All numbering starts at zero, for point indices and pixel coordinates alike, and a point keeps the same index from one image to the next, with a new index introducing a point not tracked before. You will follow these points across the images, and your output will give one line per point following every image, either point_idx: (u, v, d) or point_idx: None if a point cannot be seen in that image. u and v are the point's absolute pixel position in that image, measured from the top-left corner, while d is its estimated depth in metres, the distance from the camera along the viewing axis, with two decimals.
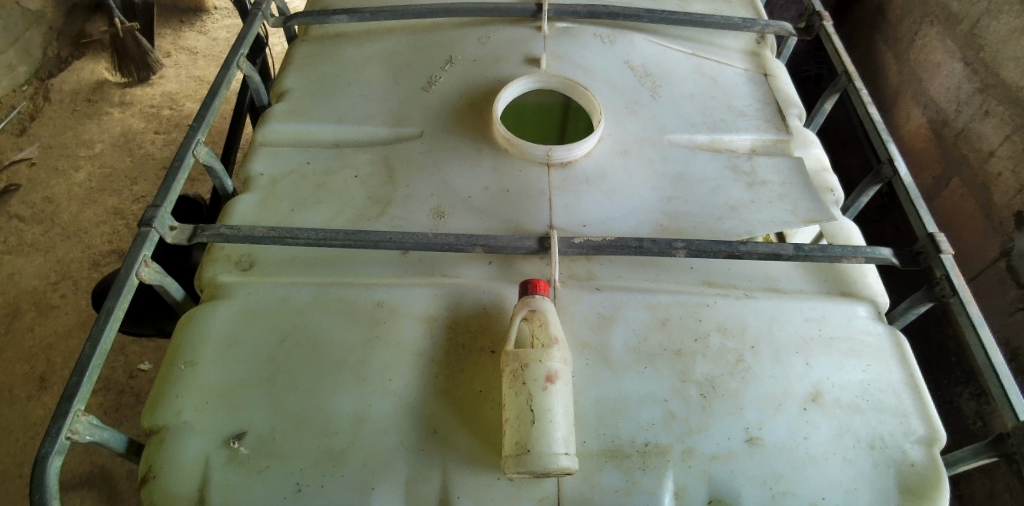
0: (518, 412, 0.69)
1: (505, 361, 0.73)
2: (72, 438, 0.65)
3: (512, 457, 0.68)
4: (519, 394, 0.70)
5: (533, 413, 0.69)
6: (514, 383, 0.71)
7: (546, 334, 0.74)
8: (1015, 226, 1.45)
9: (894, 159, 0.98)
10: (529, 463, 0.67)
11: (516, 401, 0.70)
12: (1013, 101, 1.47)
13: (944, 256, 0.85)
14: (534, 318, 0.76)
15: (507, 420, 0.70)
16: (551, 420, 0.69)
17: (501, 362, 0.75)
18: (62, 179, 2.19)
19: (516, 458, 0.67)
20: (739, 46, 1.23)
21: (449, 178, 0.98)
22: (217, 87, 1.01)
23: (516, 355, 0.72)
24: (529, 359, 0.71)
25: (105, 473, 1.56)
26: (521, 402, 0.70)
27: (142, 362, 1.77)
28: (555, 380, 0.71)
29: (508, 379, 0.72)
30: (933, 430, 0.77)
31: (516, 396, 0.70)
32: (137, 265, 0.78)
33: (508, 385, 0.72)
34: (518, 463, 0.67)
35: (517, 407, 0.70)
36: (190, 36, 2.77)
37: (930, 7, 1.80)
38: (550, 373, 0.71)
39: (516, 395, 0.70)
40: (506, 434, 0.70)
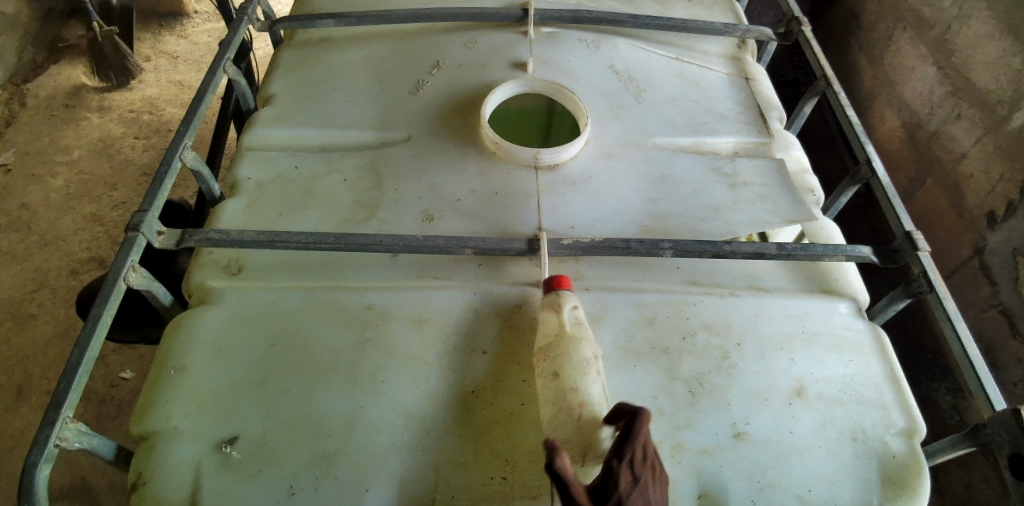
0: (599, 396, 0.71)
1: (582, 344, 0.73)
2: (60, 446, 0.64)
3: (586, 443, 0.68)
4: (589, 380, 0.71)
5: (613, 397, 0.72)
6: (592, 368, 0.72)
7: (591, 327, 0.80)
8: (988, 225, 1.50)
9: (871, 160, 1.01)
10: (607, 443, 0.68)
11: (597, 386, 0.72)
12: (982, 103, 1.52)
13: (921, 253, 0.87)
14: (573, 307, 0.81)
15: (580, 403, 0.69)
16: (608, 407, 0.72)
17: (558, 344, 0.74)
18: (40, 186, 2.15)
19: (589, 444, 0.68)
20: (720, 51, 1.26)
21: (437, 182, 0.99)
22: (203, 91, 1.01)
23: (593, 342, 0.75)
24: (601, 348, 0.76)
25: (88, 484, 1.53)
26: (594, 389, 0.71)
27: (124, 370, 1.75)
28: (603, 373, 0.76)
29: (580, 363, 0.72)
30: (913, 421, 0.80)
31: (594, 382, 0.72)
32: (124, 270, 0.77)
33: (584, 369, 0.72)
34: (596, 445, 0.68)
35: (598, 391, 0.71)
36: (170, 41, 2.74)
37: (903, 12, 1.85)
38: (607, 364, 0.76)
39: (589, 380, 0.72)
40: (579, 418, 0.69)
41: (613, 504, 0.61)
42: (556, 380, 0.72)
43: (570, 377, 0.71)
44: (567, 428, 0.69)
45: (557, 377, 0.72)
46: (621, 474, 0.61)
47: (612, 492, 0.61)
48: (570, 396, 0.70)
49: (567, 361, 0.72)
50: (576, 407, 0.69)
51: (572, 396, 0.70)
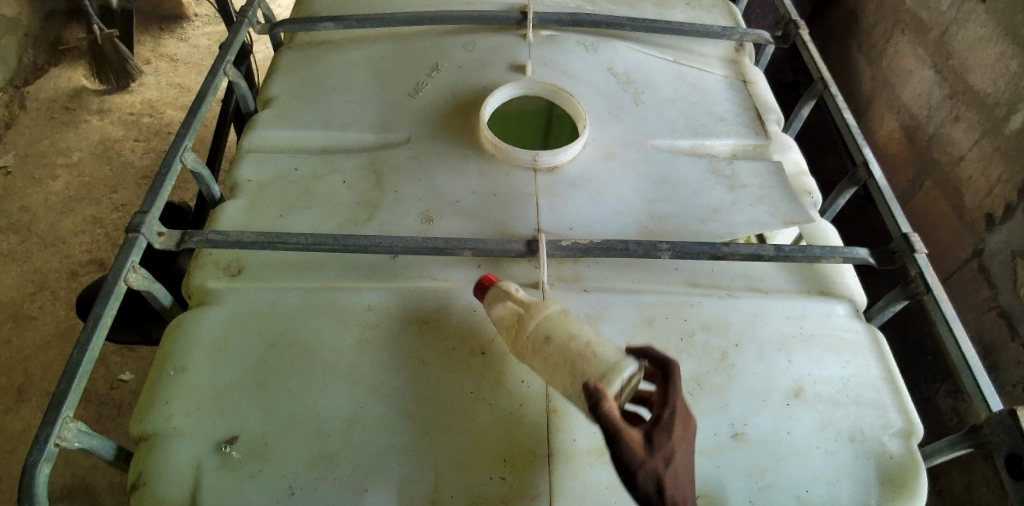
0: (597, 334, 0.71)
1: (547, 308, 0.74)
2: (60, 445, 0.64)
3: (608, 368, 0.66)
4: (578, 328, 0.71)
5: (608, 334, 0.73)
6: (571, 318, 0.73)
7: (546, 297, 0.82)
8: (986, 227, 1.50)
9: (869, 162, 1.01)
10: (629, 368, 0.66)
11: (586, 328, 0.72)
12: (980, 106, 1.53)
13: (918, 255, 0.87)
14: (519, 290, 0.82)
15: (585, 343, 0.69)
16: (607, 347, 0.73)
17: (530, 313, 0.74)
18: (40, 188, 2.15)
19: (612, 367, 0.66)
20: (718, 53, 1.26)
21: (437, 183, 0.99)
22: (204, 93, 1.01)
23: (556, 303, 0.76)
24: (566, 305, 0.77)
25: (86, 486, 1.53)
26: (586, 331, 0.71)
27: (123, 372, 1.74)
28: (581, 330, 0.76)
29: (559, 318, 0.73)
30: (911, 422, 0.80)
31: (582, 326, 0.72)
32: (125, 271, 0.77)
33: (567, 323, 0.72)
34: (619, 373, 0.66)
35: (592, 331, 0.72)
36: (171, 43, 2.75)
37: (901, 15, 1.86)
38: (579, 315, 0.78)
39: (579, 325, 0.72)
40: (597, 352, 0.68)
41: (665, 453, 0.61)
42: (551, 343, 0.70)
43: (561, 333, 0.70)
44: (587, 370, 0.67)
45: (550, 339, 0.70)
46: (668, 420, 0.62)
47: (662, 440, 0.61)
48: (572, 345, 0.69)
49: (549, 324, 0.72)
50: (585, 349, 0.68)
51: (574, 344, 0.69)
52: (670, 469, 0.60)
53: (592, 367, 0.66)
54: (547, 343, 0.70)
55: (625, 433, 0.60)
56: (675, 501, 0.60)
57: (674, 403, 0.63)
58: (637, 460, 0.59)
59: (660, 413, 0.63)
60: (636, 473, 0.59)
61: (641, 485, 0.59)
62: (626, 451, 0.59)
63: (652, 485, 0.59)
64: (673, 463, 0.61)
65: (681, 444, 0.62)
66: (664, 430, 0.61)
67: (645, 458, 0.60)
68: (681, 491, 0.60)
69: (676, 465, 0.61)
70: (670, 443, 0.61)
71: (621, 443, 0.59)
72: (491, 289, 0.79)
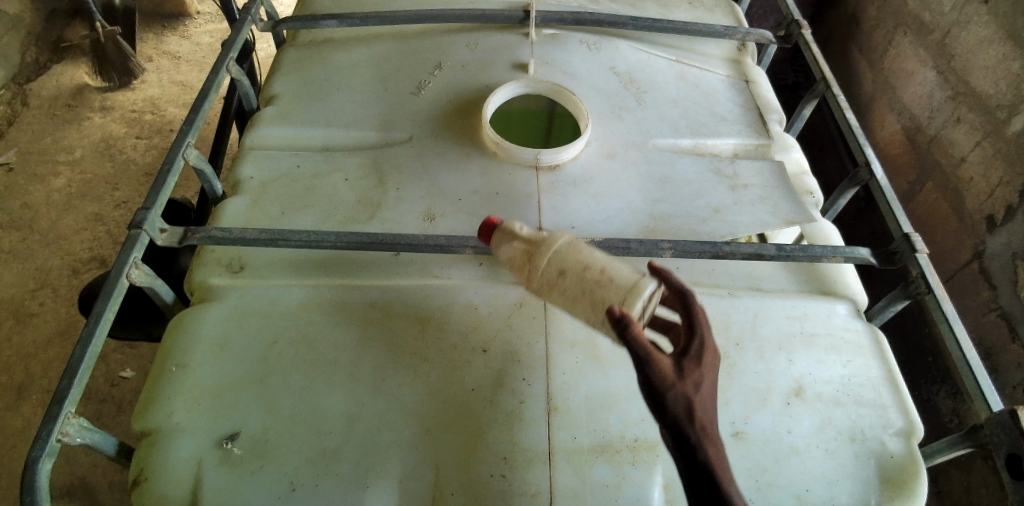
0: (610, 259, 0.70)
1: (554, 241, 0.72)
2: (62, 441, 0.64)
3: (629, 289, 0.65)
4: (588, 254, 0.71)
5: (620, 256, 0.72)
6: (581, 246, 0.72)
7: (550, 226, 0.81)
8: (987, 229, 1.50)
9: (870, 163, 1.01)
10: (648, 288, 0.65)
11: (599, 253, 0.72)
12: (982, 108, 1.53)
13: (919, 255, 0.87)
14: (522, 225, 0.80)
15: (601, 269, 0.68)
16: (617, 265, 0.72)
17: (539, 249, 0.72)
18: (42, 185, 2.15)
19: (632, 287, 0.65)
20: (720, 53, 1.26)
21: (438, 181, 1.00)
22: (206, 91, 1.01)
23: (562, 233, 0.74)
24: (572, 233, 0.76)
25: (87, 484, 1.53)
26: (597, 256, 0.71)
27: (124, 370, 1.75)
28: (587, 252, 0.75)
29: (569, 249, 0.72)
30: (911, 422, 0.80)
31: (594, 252, 0.71)
32: (127, 268, 0.77)
33: (578, 253, 0.71)
34: (639, 295, 0.65)
35: (605, 255, 0.71)
36: (172, 41, 2.75)
37: (903, 16, 1.86)
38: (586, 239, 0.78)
39: (589, 251, 0.71)
40: (614, 274, 0.67)
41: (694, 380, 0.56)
42: (567, 276, 0.69)
43: (573, 265, 0.70)
44: (608, 295, 0.66)
45: (564, 273, 0.70)
46: (696, 345, 0.57)
47: (692, 365, 0.56)
48: (588, 275, 0.68)
49: (561, 257, 0.71)
50: (602, 274, 0.68)
51: (591, 273, 0.68)
52: (701, 394, 0.55)
53: (614, 291, 0.66)
54: (563, 277, 0.70)
55: (654, 356, 0.55)
56: (708, 429, 0.54)
57: (702, 325, 0.58)
58: (665, 384, 0.55)
59: (689, 336, 0.58)
60: (665, 398, 0.54)
61: (669, 411, 0.54)
62: (654, 374, 0.55)
63: (683, 410, 0.54)
64: (702, 388, 0.56)
65: (711, 370, 0.57)
66: (692, 353, 0.57)
67: (675, 381, 0.55)
68: (712, 418, 0.55)
69: (706, 392, 0.56)
70: (700, 369, 0.56)
71: (650, 367, 0.55)
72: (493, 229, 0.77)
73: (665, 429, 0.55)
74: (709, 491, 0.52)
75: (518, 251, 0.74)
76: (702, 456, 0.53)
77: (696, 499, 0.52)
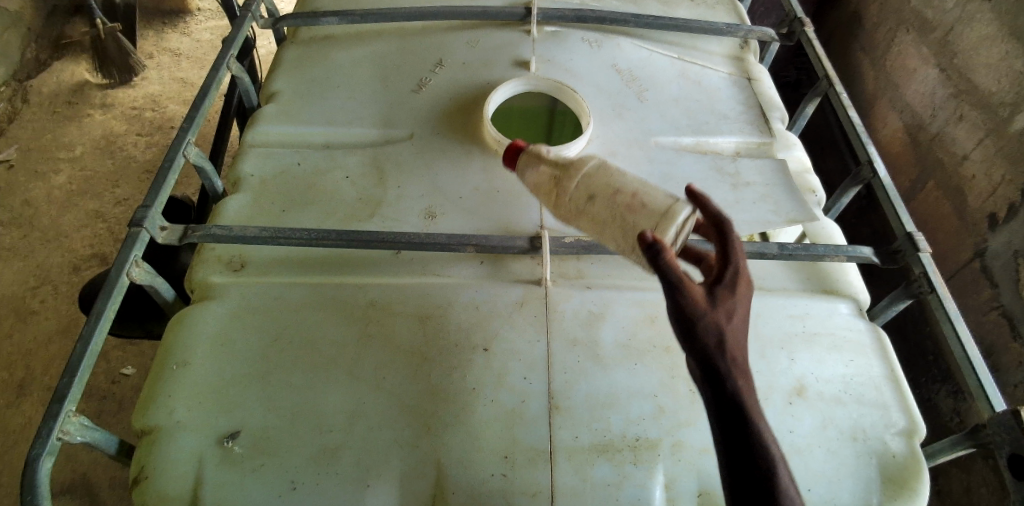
0: (643, 181, 0.69)
1: (582, 163, 0.72)
2: (62, 439, 0.64)
3: (664, 214, 0.64)
4: (619, 176, 0.70)
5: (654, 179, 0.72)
6: (610, 168, 0.72)
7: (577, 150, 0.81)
8: (989, 227, 1.50)
9: (873, 161, 1.00)
10: (683, 213, 0.64)
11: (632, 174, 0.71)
12: (984, 106, 1.52)
13: (922, 254, 0.87)
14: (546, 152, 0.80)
15: (633, 193, 0.67)
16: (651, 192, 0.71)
17: (565, 174, 0.72)
18: (42, 182, 2.15)
19: (667, 213, 0.64)
20: (722, 51, 1.26)
21: (439, 179, 0.99)
22: (207, 88, 1.01)
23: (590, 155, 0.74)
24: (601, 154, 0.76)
25: (87, 481, 1.53)
26: (629, 179, 0.70)
27: (125, 367, 1.75)
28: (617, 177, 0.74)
29: (597, 171, 0.71)
30: (913, 421, 0.80)
31: (625, 174, 0.71)
32: (127, 265, 0.77)
33: (608, 176, 0.70)
34: (674, 220, 0.64)
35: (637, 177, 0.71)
36: (173, 38, 2.75)
37: (905, 14, 1.85)
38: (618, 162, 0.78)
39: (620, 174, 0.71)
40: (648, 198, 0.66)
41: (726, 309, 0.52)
42: (596, 201, 0.69)
43: (602, 189, 0.69)
44: (638, 220, 0.66)
45: (593, 197, 0.69)
46: (730, 275, 0.53)
47: (726, 294, 0.52)
48: (620, 198, 0.68)
49: (589, 181, 0.70)
50: (634, 199, 0.67)
51: (623, 198, 0.67)
52: (734, 323, 0.51)
53: (646, 217, 0.65)
54: (592, 202, 0.70)
55: (686, 283, 0.51)
56: (739, 362, 0.50)
57: (738, 252, 0.54)
58: (698, 313, 0.50)
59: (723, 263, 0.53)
60: (697, 328, 0.50)
61: (701, 341, 0.50)
62: (686, 302, 0.51)
63: (714, 339, 0.50)
64: (736, 319, 0.52)
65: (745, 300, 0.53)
66: (726, 280, 0.53)
67: (707, 308, 0.51)
68: (745, 350, 0.51)
69: (739, 322, 0.52)
70: (734, 299, 0.52)
71: (682, 295, 0.51)
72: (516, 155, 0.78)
73: (696, 362, 0.51)
74: (742, 427, 0.48)
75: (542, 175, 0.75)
76: (733, 391, 0.49)
77: (725, 436, 0.49)
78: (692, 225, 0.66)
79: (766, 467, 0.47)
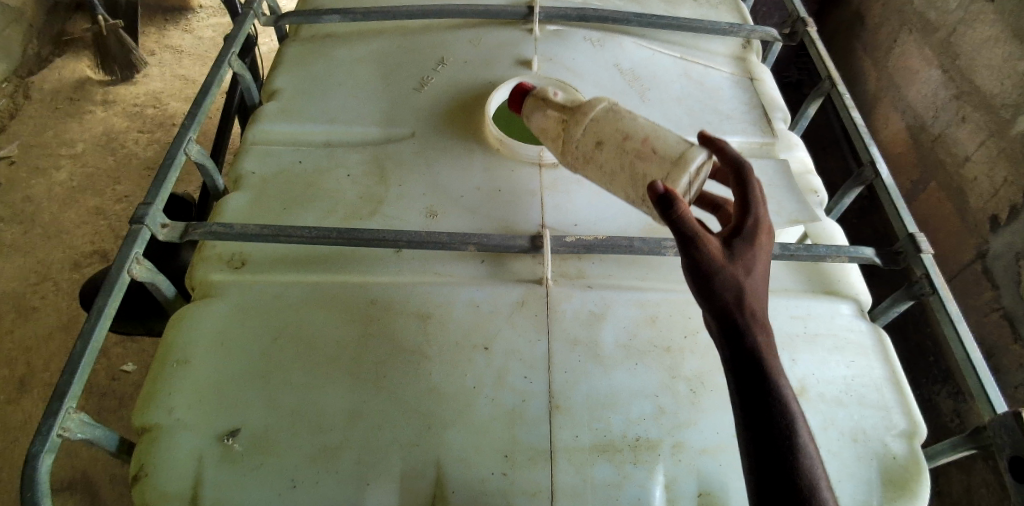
0: (655, 126, 0.79)
1: (592, 109, 0.82)
2: (62, 436, 0.64)
3: (675, 162, 0.74)
4: (626, 119, 0.80)
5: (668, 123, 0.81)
6: (621, 114, 0.81)
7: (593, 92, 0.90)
8: (990, 229, 1.50)
9: (875, 162, 1.00)
10: (695, 160, 0.73)
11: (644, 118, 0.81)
12: (987, 107, 1.52)
13: (924, 255, 0.87)
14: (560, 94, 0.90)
15: (643, 139, 0.78)
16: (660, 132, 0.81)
17: (576, 120, 0.83)
18: (43, 178, 2.15)
19: (678, 161, 0.74)
20: (725, 51, 1.26)
21: (441, 178, 0.99)
22: (208, 86, 1.01)
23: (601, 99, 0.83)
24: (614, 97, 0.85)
25: (87, 477, 1.54)
26: (639, 123, 0.79)
27: (125, 364, 1.75)
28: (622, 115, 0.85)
29: (607, 117, 0.81)
30: (914, 423, 0.80)
31: (636, 119, 0.81)
32: (129, 262, 0.77)
33: (617, 122, 0.80)
34: (685, 168, 0.73)
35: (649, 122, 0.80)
36: (174, 35, 2.74)
37: (908, 15, 1.84)
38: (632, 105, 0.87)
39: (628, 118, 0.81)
40: (659, 147, 0.76)
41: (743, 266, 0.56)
42: (603, 148, 0.81)
43: (610, 137, 0.80)
44: (648, 168, 0.76)
45: (602, 144, 0.81)
46: (747, 233, 0.58)
47: (743, 251, 0.57)
48: (630, 144, 0.78)
49: (597, 128, 0.81)
50: (645, 146, 0.77)
51: (632, 144, 0.78)
52: (752, 277, 0.56)
53: (655, 163, 0.76)
54: (599, 148, 0.81)
55: (703, 237, 0.55)
56: (755, 313, 0.55)
57: (752, 205, 0.59)
58: (715, 265, 0.55)
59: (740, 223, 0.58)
60: (715, 279, 0.55)
61: (720, 294, 0.55)
62: (704, 254, 0.55)
63: (732, 293, 0.55)
64: (752, 269, 0.56)
65: (761, 249, 0.58)
66: (742, 233, 0.57)
67: (725, 264, 0.55)
68: (762, 302, 0.56)
69: (755, 277, 0.56)
70: (750, 256, 0.57)
71: (701, 248, 0.55)
72: (529, 99, 0.89)
73: (713, 311, 0.55)
74: (757, 369, 0.53)
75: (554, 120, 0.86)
76: (749, 337, 0.54)
77: (740, 382, 0.54)
78: (704, 169, 0.75)
79: (778, 402, 0.53)
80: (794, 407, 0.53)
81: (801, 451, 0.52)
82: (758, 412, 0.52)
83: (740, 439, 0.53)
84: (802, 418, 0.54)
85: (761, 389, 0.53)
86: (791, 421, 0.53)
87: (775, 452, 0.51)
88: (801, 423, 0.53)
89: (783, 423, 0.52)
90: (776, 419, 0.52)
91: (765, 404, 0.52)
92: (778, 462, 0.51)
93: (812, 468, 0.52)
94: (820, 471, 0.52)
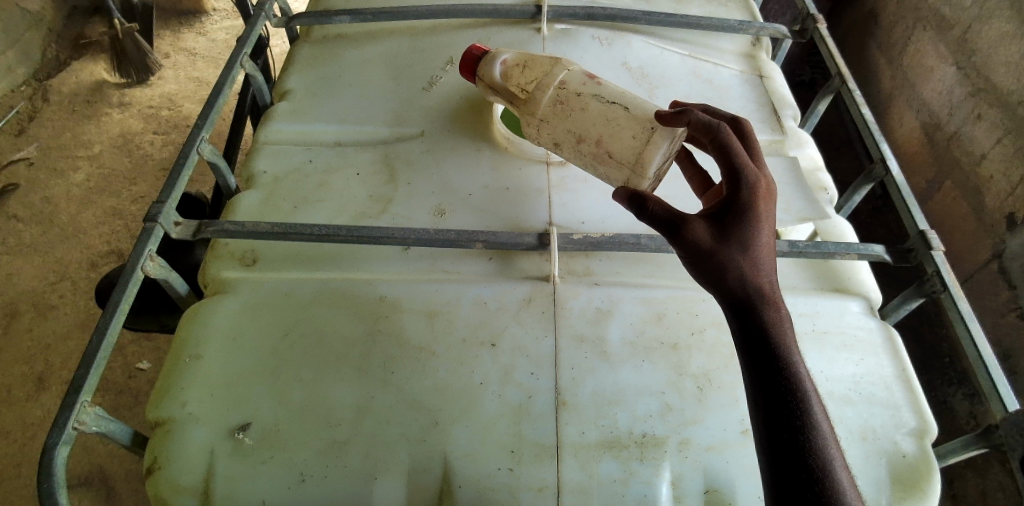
0: (605, 120, 0.82)
1: (539, 109, 0.86)
2: (78, 429, 0.66)
3: (633, 168, 0.80)
4: (581, 109, 0.84)
5: (621, 104, 0.82)
6: (570, 107, 0.85)
7: (543, 58, 0.90)
8: (1007, 229, 1.48)
9: (886, 159, 0.98)
10: (653, 162, 0.78)
11: (594, 105, 0.83)
12: (1003, 106, 1.49)
13: (934, 253, 0.85)
14: (508, 67, 0.93)
15: (596, 141, 0.82)
16: (626, 103, 0.82)
17: (527, 122, 0.88)
18: (62, 180, 2.19)
19: (637, 164, 0.79)
20: (734, 48, 1.25)
21: (450, 177, 1.00)
22: (221, 86, 1.02)
23: (545, 91, 0.86)
24: (560, 79, 0.86)
25: (103, 473, 1.56)
26: (592, 112, 0.83)
27: (141, 362, 1.78)
28: (598, 77, 0.87)
29: (555, 114, 0.85)
30: (924, 421, 0.79)
31: (586, 109, 0.84)
32: (142, 259, 0.78)
33: (567, 120, 0.85)
34: (644, 174, 0.79)
35: (600, 110, 0.83)
36: (189, 38, 2.78)
37: (923, 12, 1.82)
38: (584, 73, 0.87)
39: (584, 109, 0.84)
40: (616, 147, 0.81)
41: (741, 244, 0.60)
42: (561, 148, 0.87)
43: (562, 141, 0.86)
44: (614, 170, 0.82)
45: (557, 146, 0.87)
46: (743, 212, 0.61)
47: (739, 231, 0.60)
48: (586, 147, 0.84)
49: (550, 129, 0.86)
50: (603, 146, 0.82)
51: (587, 147, 0.83)
52: (749, 256, 0.60)
53: (614, 166, 0.82)
54: (558, 148, 0.87)
55: (688, 220, 0.60)
56: (757, 287, 0.59)
57: (742, 178, 0.62)
58: (708, 251, 0.60)
59: (734, 201, 0.61)
60: (711, 264, 0.60)
61: (721, 278, 0.59)
62: (692, 237, 0.60)
63: (731, 275, 0.59)
64: (748, 241, 0.60)
65: (759, 220, 0.61)
66: (734, 209, 0.61)
67: (720, 248, 0.60)
68: (764, 276, 0.60)
69: (755, 254, 0.60)
70: (747, 233, 0.60)
71: (688, 236, 0.60)
72: (482, 84, 0.96)
73: (711, 288, 0.60)
74: (757, 339, 0.58)
75: (512, 95, 0.94)
76: (751, 310, 0.59)
77: (749, 358, 0.58)
78: (673, 147, 0.79)
79: (779, 365, 0.57)
80: (798, 367, 0.58)
81: (806, 409, 0.56)
82: (762, 379, 0.57)
83: (749, 404, 0.58)
84: (806, 378, 0.58)
85: (764, 358, 0.58)
86: (799, 388, 0.57)
87: (780, 413, 0.56)
88: (809, 388, 0.57)
89: (786, 385, 0.57)
90: (780, 381, 0.57)
91: (767, 371, 0.57)
92: (784, 423, 0.56)
93: (816, 421, 0.56)
94: (825, 425, 0.57)
